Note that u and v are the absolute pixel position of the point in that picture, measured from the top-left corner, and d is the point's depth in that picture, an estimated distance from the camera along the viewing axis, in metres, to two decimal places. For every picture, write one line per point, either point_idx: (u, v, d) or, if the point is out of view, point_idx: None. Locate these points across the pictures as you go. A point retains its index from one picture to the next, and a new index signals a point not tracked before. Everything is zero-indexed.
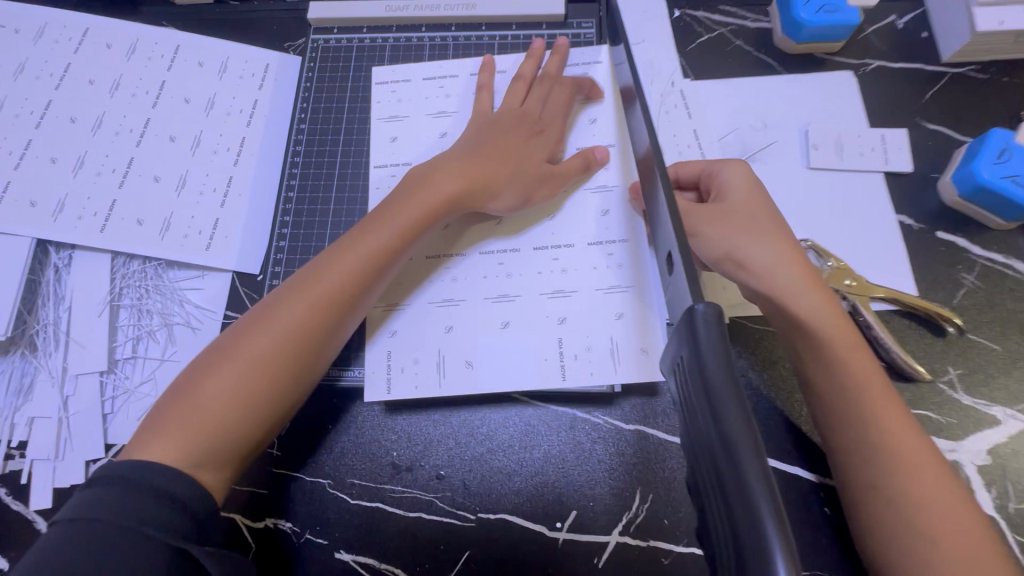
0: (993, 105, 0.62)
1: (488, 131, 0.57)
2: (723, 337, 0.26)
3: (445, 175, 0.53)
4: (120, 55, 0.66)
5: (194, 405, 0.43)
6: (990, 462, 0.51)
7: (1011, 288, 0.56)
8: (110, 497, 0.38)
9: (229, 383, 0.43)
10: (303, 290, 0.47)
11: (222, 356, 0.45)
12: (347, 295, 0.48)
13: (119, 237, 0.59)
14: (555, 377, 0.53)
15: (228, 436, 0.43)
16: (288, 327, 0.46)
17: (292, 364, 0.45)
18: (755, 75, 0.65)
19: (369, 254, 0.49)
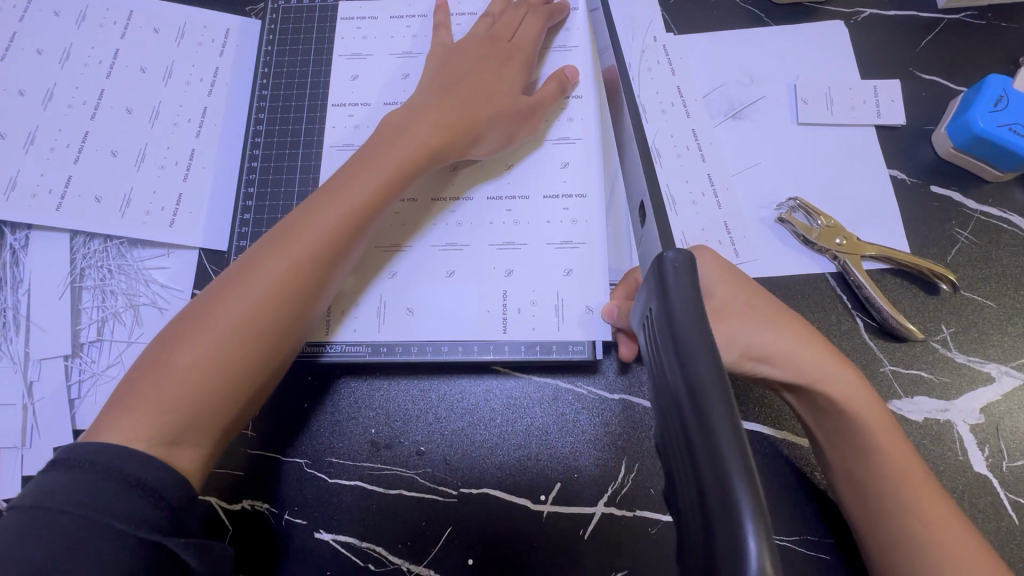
0: (990, 52, 0.60)
1: (455, 65, 0.55)
2: (693, 284, 0.26)
3: (423, 121, 0.50)
4: (68, 22, 0.62)
5: (165, 376, 0.40)
6: (984, 421, 0.50)
7: (1007, 242, 0.54)
8: (74, 484, 0.35)
9: (206, 352, 0.41)
10: (277, 252, 0.44)
11: (197, 324, 0.42)
12: (327, 257, 0.45)
13: (76, 215, 0.56)
14: (497, 329, 0.52)
15: (205, 409, 0.40)
16: (266, 290, 0.43)
17: (270, 332, 0.43)
18: (741, 27, 0.62)
19: (346, 211, 0.46)
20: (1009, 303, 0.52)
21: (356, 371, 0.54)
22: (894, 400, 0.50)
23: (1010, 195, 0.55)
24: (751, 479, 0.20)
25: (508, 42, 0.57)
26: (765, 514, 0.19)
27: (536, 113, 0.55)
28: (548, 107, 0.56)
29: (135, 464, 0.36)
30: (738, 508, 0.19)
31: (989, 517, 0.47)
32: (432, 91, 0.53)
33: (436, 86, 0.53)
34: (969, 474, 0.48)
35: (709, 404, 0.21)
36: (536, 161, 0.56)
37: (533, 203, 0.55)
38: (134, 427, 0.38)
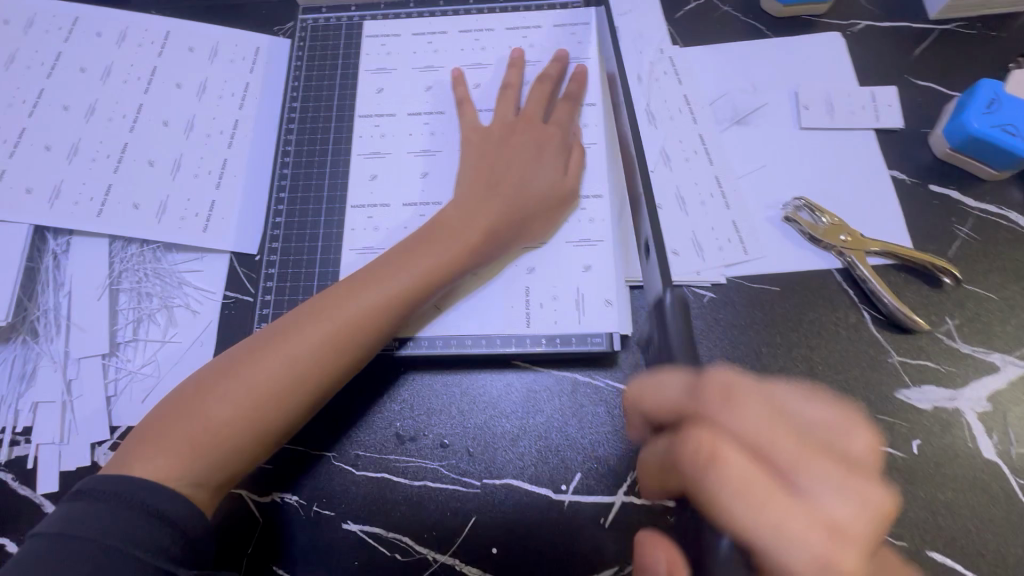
0: (982, 59, 0.63)
1: (492, 149, 0.57)
2: (683, 319, 0.35)
3: (477, 220, 0.53)
4: (110, 43, 0.66)
5: (197, 419, 0.43)
6: (991, 409, 0.51)
7: (1006, 237, 0.56)
8: (97, 514, 0.38)
9: (234, 403, 0.43)
10: (319, 323, 0.47)
11: (231, 374, 0.44)
12: (363, 335, 0.47)
13: (116, 221, 0.59)
14: (519, 323, 0.55)
15: (227, 459, 0.43)
16: (299, 354, 0.45)
17: (298, 397, 0.45)
18: (744, 39, 0.65)
19: (387, 296, 0.48)
20: (1010, 295, 0.54)
21: (381, 363, 0.56)
22: (902, 389, 0.52)
23: (1006, 193, 0.58)
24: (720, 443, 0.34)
25: (542, 125, 0.59)
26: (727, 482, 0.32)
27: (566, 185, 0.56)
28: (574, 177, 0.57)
29: (159, 497, 0.40)
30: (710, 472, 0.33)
31: (999, 502, 0.49)
32: (476, 185, 0.55)
33: (479, 180, 0.55)
34: (979, 460, 0.50)
35: None
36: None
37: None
38: (164, 466, 0.41)
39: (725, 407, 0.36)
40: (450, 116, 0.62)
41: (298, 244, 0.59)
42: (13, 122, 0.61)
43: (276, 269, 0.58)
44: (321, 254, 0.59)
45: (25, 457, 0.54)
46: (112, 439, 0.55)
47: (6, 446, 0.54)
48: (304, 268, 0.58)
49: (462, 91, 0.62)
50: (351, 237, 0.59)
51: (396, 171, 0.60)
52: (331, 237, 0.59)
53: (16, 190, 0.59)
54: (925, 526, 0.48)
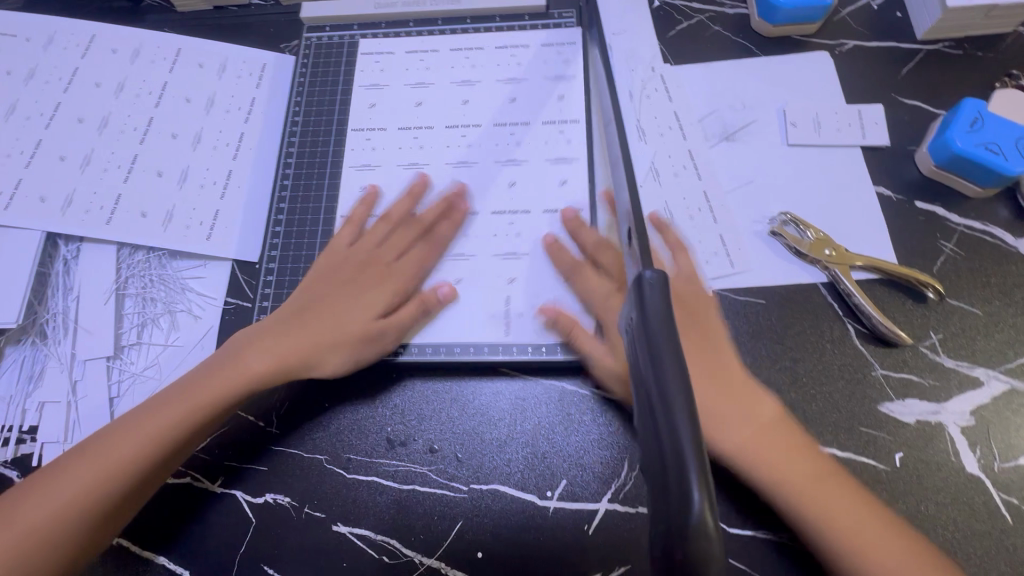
0: (968, 79, 0.64)
1: (320, 285, 0.58)
2: (665, 302, 0.31)
3: (268, 345, 0.55)
4: (124, 59, 0.69)
5: (22, 515, 0.47)
6: (974, 423, 0.51)
7: (991, 253, 0.57)
8: None
9: (74, 487, 0.48)
10: (139, 427, 0.51)
11: (81, 457, 0.49)
12: (163, 440, 0.50)
13: (124, 229, 0.62)
14: (501, 331, 0.56)
15: (37, 552, 0.46)
16: (142, 438, 0.50)
17: (128, 482, 0.49)
18: (734, 58, 0.67)
19: (190, 406, 0.52)
20: (995, 311, 0.55)
21: (373, 368, 0.57)
22: (885, 403, 0.53)
23: (990, 210, 0.58)
24: (688, 394, 0.27)
25: (373, 256, 0.60)
26: (699, 434, 0.26)
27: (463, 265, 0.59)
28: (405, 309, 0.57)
29: None
30: (680, 434, 0.26)
31: (982, 517, 0.49)
32: (280, 318, 0.57)
33: (290, 311, 0.57)
34: (962, 474, 0.50)
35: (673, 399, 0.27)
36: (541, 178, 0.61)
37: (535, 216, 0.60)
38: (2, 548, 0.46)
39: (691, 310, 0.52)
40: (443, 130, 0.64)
41: (296, 253, 0.62)
42: (30, 134, 0.64)
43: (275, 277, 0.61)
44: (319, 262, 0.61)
45: (30, 455, 0.56)
46: None
47: (13, 444, 0.56)
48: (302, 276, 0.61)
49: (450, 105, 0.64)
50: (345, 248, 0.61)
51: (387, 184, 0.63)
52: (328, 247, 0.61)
53: (30, 199, 0.62)
54: None
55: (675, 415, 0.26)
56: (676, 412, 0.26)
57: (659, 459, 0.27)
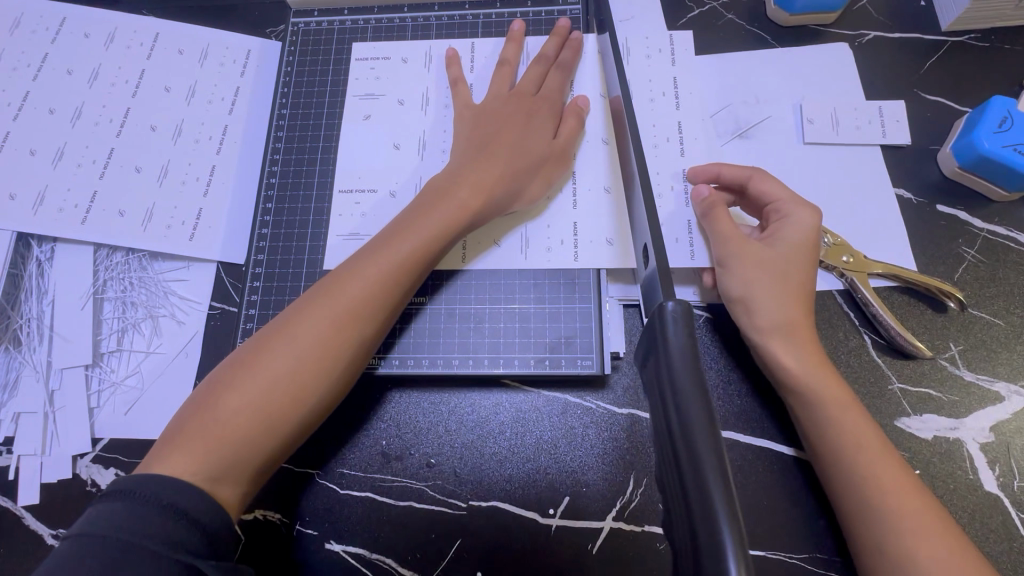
0: (994, 74, 0.61)
1: (486, 120, 0.56)
2: (688, 335, 0.31)
3: (466, 180, 0.52)
4: (98, 44, 0.65)
5: (225, 415, 0.42)
6: (994, 439, 0.50)
7: (1015, 261, 0.54)
8: (120, 512, 0.37)
9: (252, 399, 0.42)
10: (320, 306, 0.45)
11: (246, 369, 0.43)
12: (369, 313, 0.46)
13: (101, 229, 0.58)
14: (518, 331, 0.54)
15: (236, 454, 0.41)
16: (315, 340, 0.44)
17: (319, 388, 0.44)
18: (748, 49, 0.63)
19: (386, 268, 0.47)
20: (1018, 322, 0.53)
21: (366, 380, 0.54)
22: (902, 418, 0.50)
23: (1015, 214, 0.56)
24: (728, 491, 0.25)
25: (534, 95, 0.57)
26: (742, 536, 0.24)
27: (561, 161, 0.55)
28: (575, 140, 0.56)
29: (178, 494, 0.38)
30: (721, 541, 0.24)
31: (1001, 538, 0.47)
32: (466, 151, 0.54)
33: (471, 145, 0.54)
34: (980, 493, 0.48)
35: (696, 431, 0.27)
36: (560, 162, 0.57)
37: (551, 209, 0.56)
38: (180, 466, 0.40)
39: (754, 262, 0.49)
40: (439, 106, 0.61)
41: (283, 255, 0.58)
42: None
43: (261, 282, 0.57)
44: (308, 266, 0.57)
45: (6, 469, 0.54)
46: (94, 452, 0.54)
47: None
48: (291, 281, 0.57)
49: (456, 72, 0.61)
50: (338, 223, 0.58)
51: (372, 150, 0.60)
52: (318, 250, 0.58)
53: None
54: None
55: (716, 515, 0.25)
56: (700, 445, 0.27)
57: (693, 555, 0.25)
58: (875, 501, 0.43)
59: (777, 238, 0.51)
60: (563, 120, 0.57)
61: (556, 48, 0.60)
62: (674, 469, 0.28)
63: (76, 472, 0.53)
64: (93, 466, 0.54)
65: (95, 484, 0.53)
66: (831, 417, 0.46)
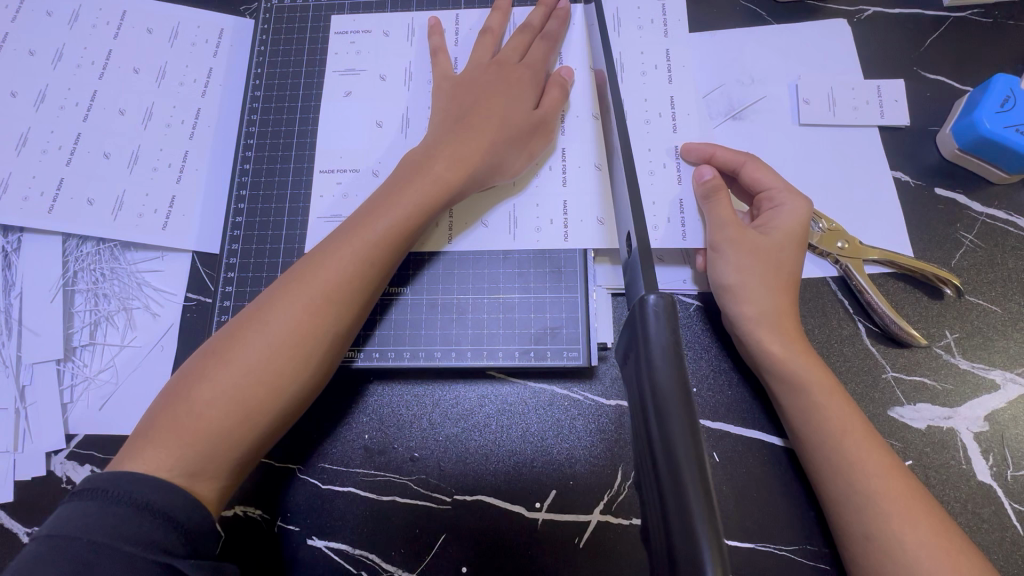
0: (996, 51, 0.58)
1: (466, 92, 0.54)
2: (671, 331, 0.29)
3: (443, 154, 0.49)
4: (62, 23, 0.61)
5: (196, 407, 0.40)
6: (988, 429, 0.49)
7: (1013, 246, 0.53)
8: (90, 512, 0.35)
9: (225, 389, 0.41)
10: (291, 292, 0.44)
11: (219, 359, 0.42)
12: (345, 296, 0.44)
13: (69, 218, 0.56)
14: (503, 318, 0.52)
15: (213, 448, 0.40)
16: (289, 327, 0.42)
17: (295, 374, 0.42)
18: (743, 26, 0.61)
19: (364, 249, 0.45)
20: (1015, 308, 0.51)
21: (346, 373, 0.53)
22: (895, 407, 0.49)
23: (1015, 197, 0.54)
24: (707, 500, 0.24)
25: (515, 63, 0.55)
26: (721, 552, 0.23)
27: (548, 134, 0.53)
28: (558, 112, 0.54)
29: (149, 492, 0.37)
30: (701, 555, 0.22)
31: (992, 527, 0.47)
32: (445, 124, 0.52)
33: (451, 120, 0.52)
34: (973, 482, 0.47)
35: (676, 439, 0.25)
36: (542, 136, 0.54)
37: (537, 192, 0.54)
38: (152, 462, 0.39)
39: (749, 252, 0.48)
40: (422, 81, 0.58)
41: (260, 244, 0.56)
42: None
43: (237, 272, 0.55)
44: (285, 256, 0.55)
45: None
46: (68, 449, 0.52)
47: None
48: (266, 271, 0.55)
49: (437, 42, 0.58)
50: (319, 204, 0.56)
51: (353, 128, 0.57)
52: (295, 239, 0.55)
53: None
54: None
55: (694, 528, 0.23)
56: (679, 453, 0.25)
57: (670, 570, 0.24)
58: (858, 490, 0.42)
59: (769, 228, 0.49)
60: (547, 91, 0.55)
61: (543, 20, 0.58)
62: (650, 477, 0.26)
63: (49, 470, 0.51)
64: (68, 463, 0.52)
65: (70, 481, 0.52)
66: (814, 406, 0.45)
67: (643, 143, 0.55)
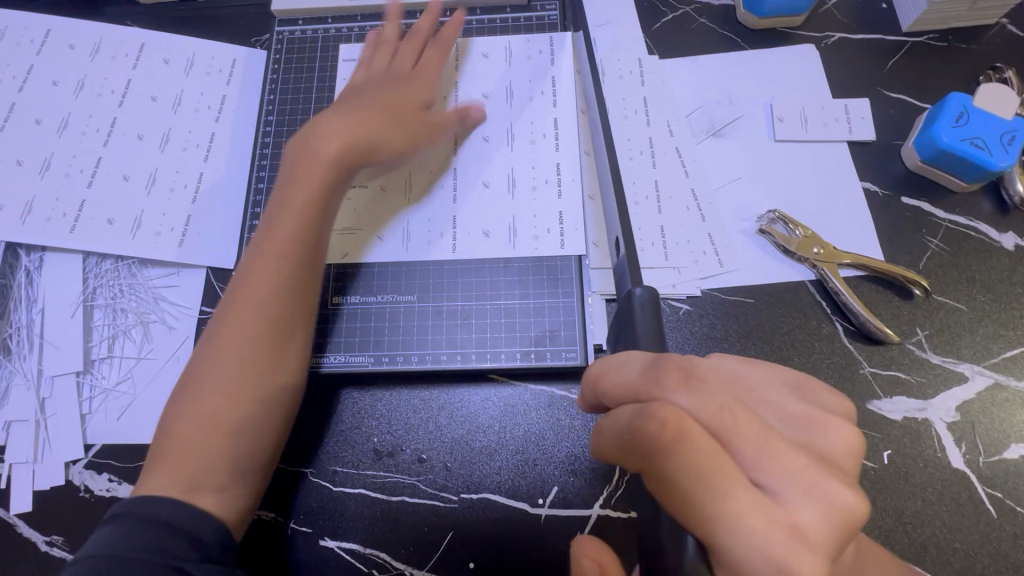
0: (953, 71, 0.64)
1: (457, 118, 0.58)
2: (653, 312, 0.40)
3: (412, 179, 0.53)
4: (84, 55, 0.65)
5: (195, 428, 0.43)
6: (959, 419, 0.52)
7: (975, 248, 0.57)
8: (118, 530, 0.38)
9: (221, 406, 0.44)
10: (253, 306, 0.46)
11: (205, 380, 0.44)
12: (308, 301, 0.48)
13: (89, 237, 0.59)
14: (505, 326, 0.55)
15: (222, 461, 0.43)
16: (265, 342, 0.46)
17: (283, 383, 0.46)
18: (720, 52, 0.66)
19: (312, 261, 0.49)
20: (979, 306, 0.55)
21: (359, 378, 0.56)
22: (873, 401, 0.53)
23: (975, 204, 0.58)
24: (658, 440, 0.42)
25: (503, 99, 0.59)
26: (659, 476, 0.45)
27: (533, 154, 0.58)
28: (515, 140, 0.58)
29: (172, 512, 0.40)
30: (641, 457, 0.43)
31: (967, 512, 0.50)
32: (445, 153, 0.57)
33: (447, 150, 0.57)
34: (948, 470, 0.51)
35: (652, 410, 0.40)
36: (520, 103, 0.62)
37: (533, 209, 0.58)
38: (169, 481, 0.41)
39: (684, 390, 0.33)
40: None
41: None
42: None
43: None
44: None
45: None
46: (87, 458, 0.54)
47: None
48: None
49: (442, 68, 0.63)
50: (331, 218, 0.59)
51: None
52: None
53: None
54: (893, 534, 0.49)
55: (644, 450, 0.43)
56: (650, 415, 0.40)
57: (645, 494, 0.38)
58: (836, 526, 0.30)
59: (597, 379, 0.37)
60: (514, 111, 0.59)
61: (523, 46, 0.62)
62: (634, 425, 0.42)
63: (69, 478, 0.53)
64: (87, 472, 0.54)
65: (88, 489, 0.54)
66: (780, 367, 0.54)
67: (628, 176, 0.61)
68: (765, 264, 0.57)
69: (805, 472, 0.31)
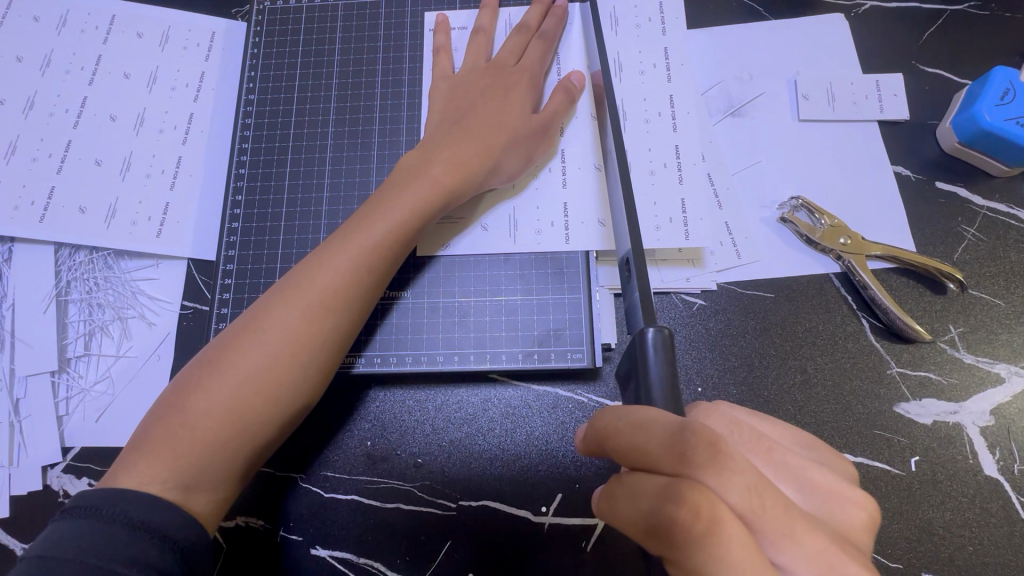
0: (994, 44, 0.58)
1: (463, 95, 0.54)
2: (667, 358, 0.33)
3: (441, 157, 0.49)
4: (49, 29, 0.60)
5: (193, 419, 0.39)
6: (993, 423, 0.48)
7: (1015, 238, 0.53)
8: (82, 529, 0.34)
9: (221, 400, 0.40)
10: (285, 300, 0.43)
11: (212, 368, 0.41)
12: (344, 302, 0.44)
13: (60, 227, 0.55)
14: (506, 323, 0.52)
15: (207, 462, 0.39)
16: (282, 338, 0.42)
17: (294, 386, 0.42)
18: (740, 22, 0.60)
19: (354, 257, 0.45)
20: (1018, 302, 0.51)
21: (347, 379, 0.52)
22: (901, 403, 0.49)
23: (1016, 189, 0.54)
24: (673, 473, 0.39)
25: (513, 68, 0.55)
26: None
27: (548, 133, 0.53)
28: (561, 117, 0.54)
29: (143, 509, 0.36)
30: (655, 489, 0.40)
31: (999, 523, 0.46)
32: (442, 126, 0.52)
33: (447, 118, 0.52)
34: (980, 477, 0.47)
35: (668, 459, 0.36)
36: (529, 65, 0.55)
37: (536, 195, 0.53)
38: (148, 472, 0.38)
39: (712, 470, 0.29)
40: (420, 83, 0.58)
41: (256, 251, 0.55)
42: None
43: (234, 280, 0.54)
44: (282, 262, 0.54)
45: None
46: (65, 463, 0.51)
47: None
48: (264, 277, 0.54)
49: (440, 42, 0.58)
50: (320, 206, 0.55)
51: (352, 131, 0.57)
52: (293, 244, 0.55)
53: None
54: (920, 546, 0.46)
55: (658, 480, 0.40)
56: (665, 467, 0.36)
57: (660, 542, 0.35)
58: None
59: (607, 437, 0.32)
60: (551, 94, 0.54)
61: (539, 18, 0.57)
62: None
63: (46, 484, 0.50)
64: (65, 477, 0.51)
65: (66, 495, 0.51)
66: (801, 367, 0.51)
67: (642, 142, 0.54)
68: (785, 256, 0.53)
69: (824, 553, 0.28)
